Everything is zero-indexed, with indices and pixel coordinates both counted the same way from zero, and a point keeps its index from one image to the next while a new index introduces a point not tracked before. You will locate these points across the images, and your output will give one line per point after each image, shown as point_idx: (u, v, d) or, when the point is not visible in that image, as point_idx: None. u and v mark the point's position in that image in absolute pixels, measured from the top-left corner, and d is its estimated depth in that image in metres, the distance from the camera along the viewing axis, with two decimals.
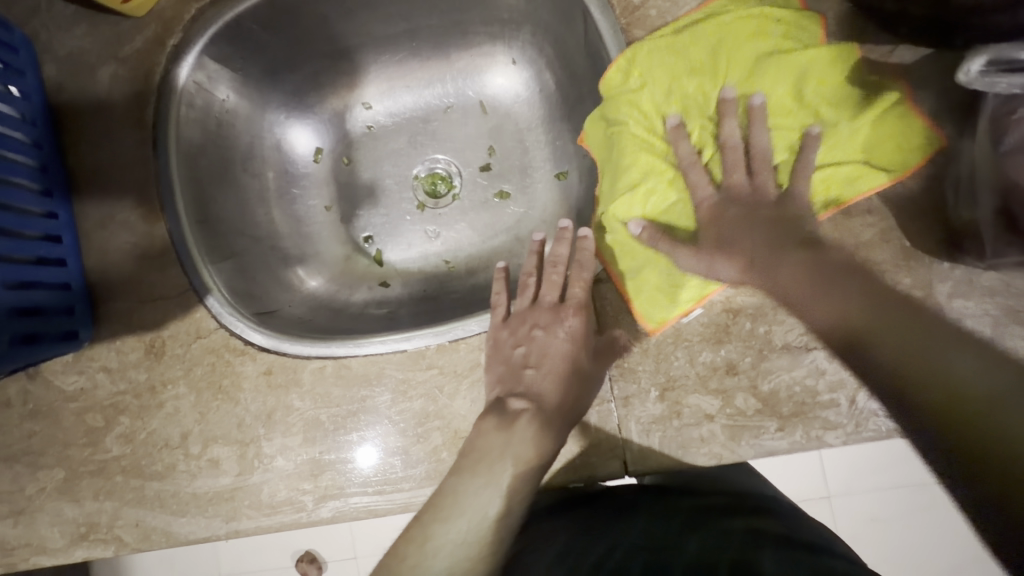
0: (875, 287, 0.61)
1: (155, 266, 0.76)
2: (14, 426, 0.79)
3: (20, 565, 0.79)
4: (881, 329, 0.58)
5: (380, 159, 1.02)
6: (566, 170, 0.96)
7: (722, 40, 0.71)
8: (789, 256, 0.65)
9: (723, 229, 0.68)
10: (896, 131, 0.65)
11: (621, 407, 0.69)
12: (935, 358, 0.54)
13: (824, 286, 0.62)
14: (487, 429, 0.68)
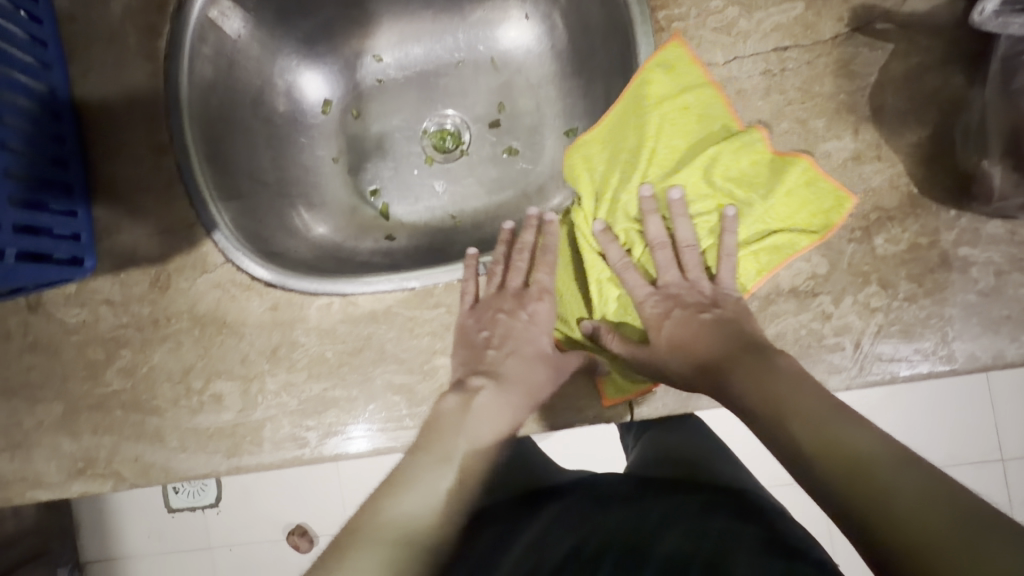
0: (807, 385, 0.55)
1: (163, 199, 0.76)
2: (14, 357, 0.78)
3: (16, 498, 0.78)
4: (841, 450, 0.48)
5: (388, 112, 1.02)
6: (575, 127, 0.95)
7: (643, 135, 0.73)
8: (721, 352, 0.61)
9: (671, 332, 0.65)
10: (809, 200, 0.67)
11: None
12: (845, 435, 0.48)
13: (755, 379, 0.56)
14: (444, 408, 0.65)
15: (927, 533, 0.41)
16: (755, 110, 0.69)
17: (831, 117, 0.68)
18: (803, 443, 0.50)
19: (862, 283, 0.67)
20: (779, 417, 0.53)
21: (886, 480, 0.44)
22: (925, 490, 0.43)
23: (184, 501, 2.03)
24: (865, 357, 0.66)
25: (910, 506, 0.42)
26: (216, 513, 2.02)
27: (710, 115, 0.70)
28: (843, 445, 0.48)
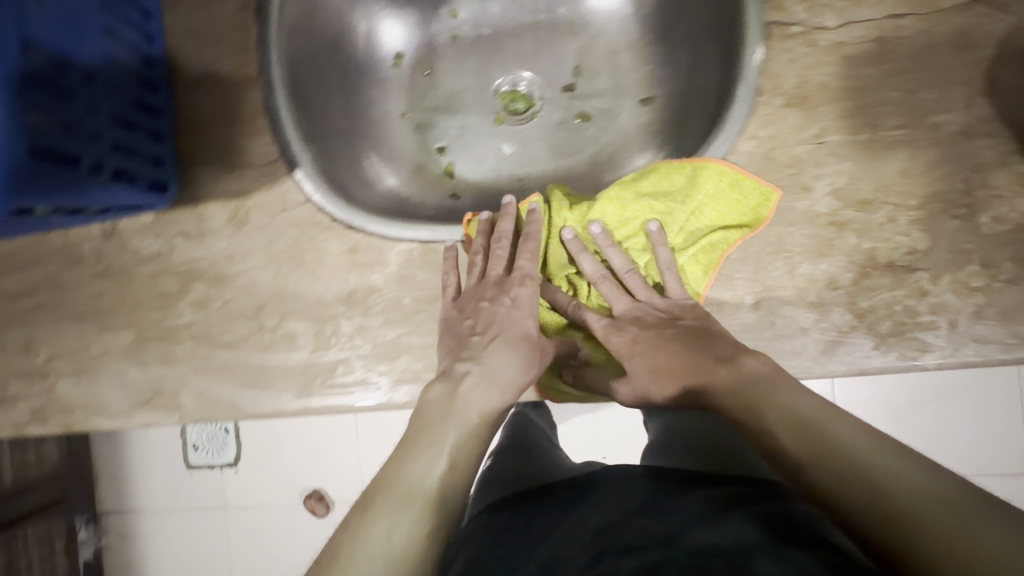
0: (785, 387, 0.55)
1: (246, 132, 0.75)
2: (85, 282, 0.78)
3: (78, 424, 0.78)
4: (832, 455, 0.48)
5: (461, 70, 1.00)
6: (653, 96, 0.94)
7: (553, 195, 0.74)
8: (698, 365, 0.61)
9: (648, 360, 0.64)
10: (732, 197, 0.68)
11: (714, 312, 0.69)
12: (828, 433, 0.50)
13: (738, 390, 0.57)
14: (429, 398, 0.63)
15: (924, 525, 0.42)
16: (862, 78, 0.67)
17: (944, 88, 0.65)
18: (797, 455, 0.50)
19: (961, 262, 0.65)
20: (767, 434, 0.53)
21: (884, 481, 0.46)
22: (924, 484, 0.45)
23: (201, 458, 1.79)
24: (961, 337, 0.65)
25: (908, 504, 0.44)
26: (232, 472, 1.77)
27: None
28: (840, 450, 0.48)
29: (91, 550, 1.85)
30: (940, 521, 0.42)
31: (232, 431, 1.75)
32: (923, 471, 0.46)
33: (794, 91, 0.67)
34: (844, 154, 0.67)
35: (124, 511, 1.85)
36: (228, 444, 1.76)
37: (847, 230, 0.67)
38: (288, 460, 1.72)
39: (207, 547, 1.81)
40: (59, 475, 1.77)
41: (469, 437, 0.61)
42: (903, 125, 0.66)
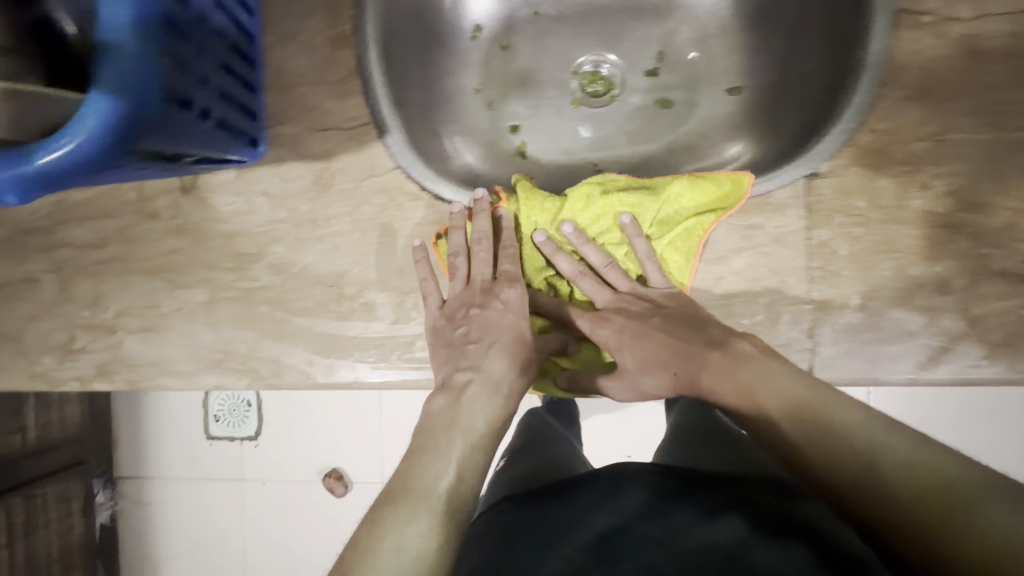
0: (770, 370, 0.56)
1: (335, 92, 0.72)
2: (158, 238, 0.75)
3: (143, 383, 0.76)
4: (821, 444, 0.49)
5: (540, 47, 0.97)
6: (741, 87, 0.89)
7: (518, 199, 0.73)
8: (690, 356, 0.61)
9: (635, 354, 0.65)
10: (706, 186, 0.67)
11: (816, 310, 0.66)
12: (821, 413, 0.51)
13: (734, 380, 0.57)
14: (433, 408, 0.61)
15: (925, 513, 0.42)
16: (989, 75, 0.64)
17: None
18: (798, 445, 0.51)
19: None
20: (763, 422, 0.54)
21: (880, 463, 0.46)
22: (919, 462, 0.45)
23: (222, 429, 1.69)
24: None
25: (903, 487, 0.44)
26: (253, 446, 1.67)
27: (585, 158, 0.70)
28: (838, 437, 0.48)
29: (108, 515, 1.72)
30: (933, 506, 0.42)
31: (254, 403, 1.66)
32: (914, 444, 0.46)
33: (916, 83, 0.65)
34: (963, 152, 0.64)
35: (142, 478, 1.74)
36: (251, 416, 1.67)
37: (965, 233, 0.63)
38: (310, 438, 1.64)
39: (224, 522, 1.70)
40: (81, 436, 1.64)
41: (474, 449, 0.58)
42: None
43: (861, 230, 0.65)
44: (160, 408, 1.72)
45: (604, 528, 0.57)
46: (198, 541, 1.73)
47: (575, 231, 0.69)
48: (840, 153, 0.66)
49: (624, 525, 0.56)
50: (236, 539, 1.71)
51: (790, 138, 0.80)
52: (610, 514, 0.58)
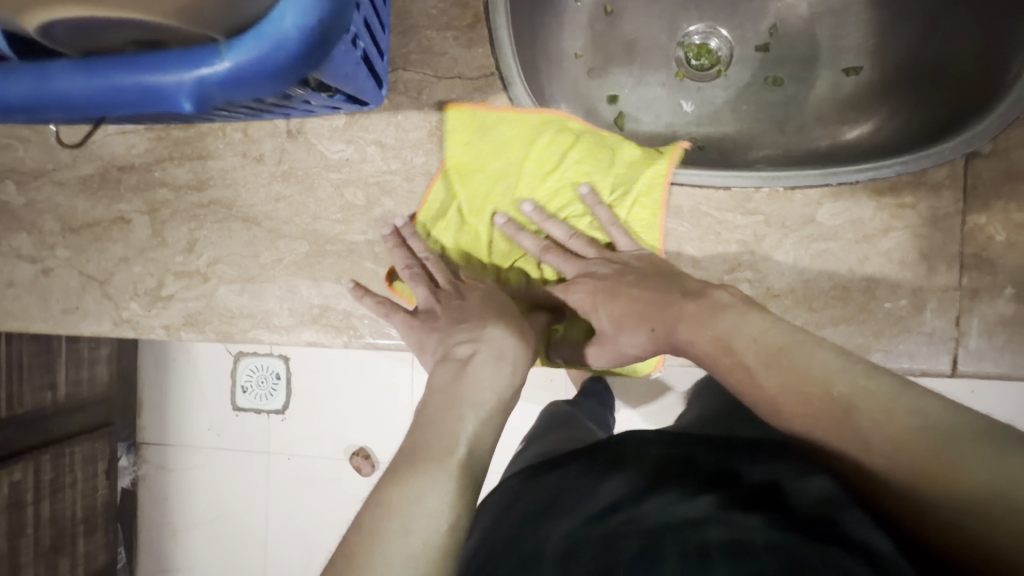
0: (745, 319, 0.52)
1: (463, 39, 0.68)
2: (262, 185, 0.72)
3: (236, 335, 0.73)
4: (803, 399, 0.47)
5: (648, 15, 0.93)
6: (860, 67, 0.86)
7: (464, 185, 0.70)
8: (661, 307, 0.58)
9: (609, 309, 0.62)
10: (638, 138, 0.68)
11: (968, 299, 0.62)
12: (807, 368, 0.48)
13: (724, 329, 0.52)
14: (439, 382, 0.58)
15: (917, 467, 0.41)
16: None
17: None
18: (778, 399, 0.48)
19: None
20: (740, 373, 0.51)
21: (857, 407, 0.44)
22: (897, 410, 0.43)
23: (250, 401, 1.54)
24: None
25: (884, 437, 0.43)
26: (280, 420, 1.52)
27: (517, 137, 0.69)
28: (816, 387, 0.47)
29: (131, 479, 1.59)
30: (919, 457, 0.41)
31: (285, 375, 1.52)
32: (894, 387, 0.45)
33: None
34: None
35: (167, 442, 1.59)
36: (278, 389, 1.52)
37: None
38: (338, 406, 1.49)
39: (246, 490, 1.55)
40: (110, 396, 1.53)
41: (486, 418, 0.55)
42: None
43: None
44: (186, 373, 1.57)
45: (606, 504, 0.52)
46: (222, 509, 1.56)
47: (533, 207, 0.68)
48: (1008, 132, 0.61)
49: (626, 500, 0.51)
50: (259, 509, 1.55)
51: (914, 121, 0.79)
52: (618, 488, 0.53)
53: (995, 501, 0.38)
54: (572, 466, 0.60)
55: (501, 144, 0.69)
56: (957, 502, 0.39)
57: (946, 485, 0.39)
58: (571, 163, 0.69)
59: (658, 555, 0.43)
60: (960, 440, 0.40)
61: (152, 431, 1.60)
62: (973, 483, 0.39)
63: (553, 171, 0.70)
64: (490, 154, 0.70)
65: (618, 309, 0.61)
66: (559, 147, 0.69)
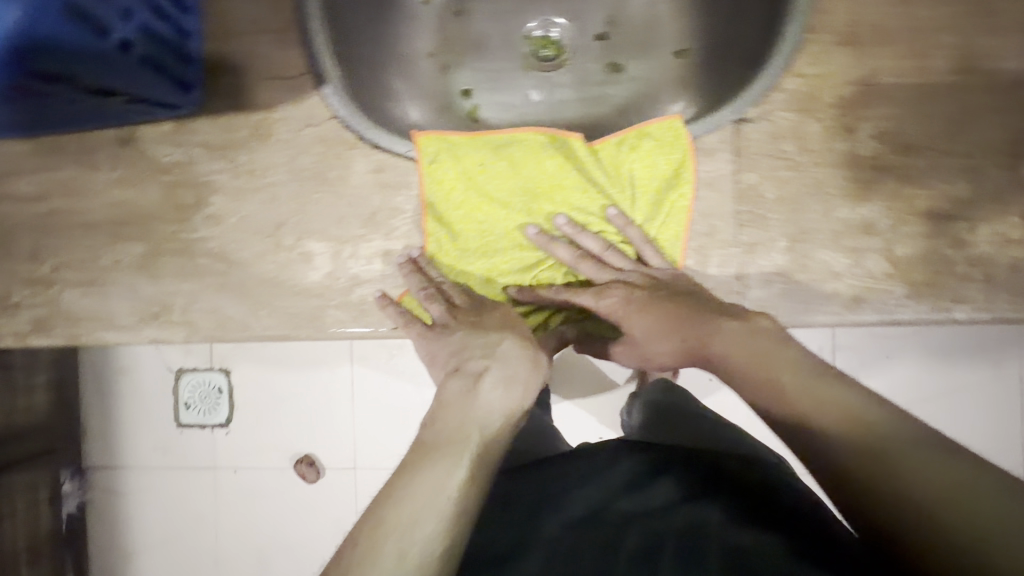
0: (726, 333, 0.59)
1: (276, 41, 0.72)
2: (99, 191, 0.75)
3: (82, 336, 0.76)
4: (844, 430, 0.50)
5: (494, 12, 0.97)
6: (688, 49, 0.90)
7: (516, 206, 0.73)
8: (683, 320, 0.61)
9: (644, 325, 0.64)
10: (654, 151, 0.70)
11: (745, 254, 0.67)
12: (864, 419, 0.50)
13: (750, 350, 0.57)
14: (449, 394, 0.59)
15: (953, 517, 0.44)
16: (918, 21, 0.65)
17: (1002, 35, 0.64)
18: (805, 414, 0.52)
19: (1002, 214, 0.64)
20: (769, 386, 0.55)
21: (894, 457, 0.47)
22: (857, 426, 0.50)
23: (194, 418, 1.45)
24: (994, 290, 0.64)
25: (852, 451, 0.49)
26: (226, 434, 1.44)
27: (563, 179, 0.73)
28: (833, 404, 0.51)
29: (77, 505, 1.49)
30: (876, 460, 0.48)
31: (229, 389, 1.42)
32: (912, 438, 0.48)
33: (847, 30, 0.66)
34: (892, 97, 0.65)
35: (116, 464, 1.50)
36: (222, 402, 1.43)
37: (888, 175, 0.65)
38: (287, 416, 1.40)
39: (201, 506, 1.47)
40: (51, 426, 1.42)
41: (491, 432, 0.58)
42: (958, 70, 0.64)
43: (790, 173, 0.66)
44: (127, 390, 1.47)
45: (583, 510, 0.68)
46: (175, 527, 1.49)
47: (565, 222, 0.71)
48: (770, 97, 0.67)
49: (602, 503, 0.68)
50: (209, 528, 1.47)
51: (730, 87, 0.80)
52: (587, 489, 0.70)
53: (945, 520, 0.44)
54: (574, 492, 0.71)
55: (541, 186, 0.73)
56: (911, 509, 0.45)
57: (907, 493, 0.46)
58: (614, 186, 0.72)
59: (651, 562, 0.59)
60: (897, 455, 0.47)
61: (100, 454, 1.51)
62: (921, 496, 0.45)
63: (525, 188, 0.74)
64: (518, 188, 0.74)
65: (646, 319, 0.64)
66: (564, 170, 0.73)
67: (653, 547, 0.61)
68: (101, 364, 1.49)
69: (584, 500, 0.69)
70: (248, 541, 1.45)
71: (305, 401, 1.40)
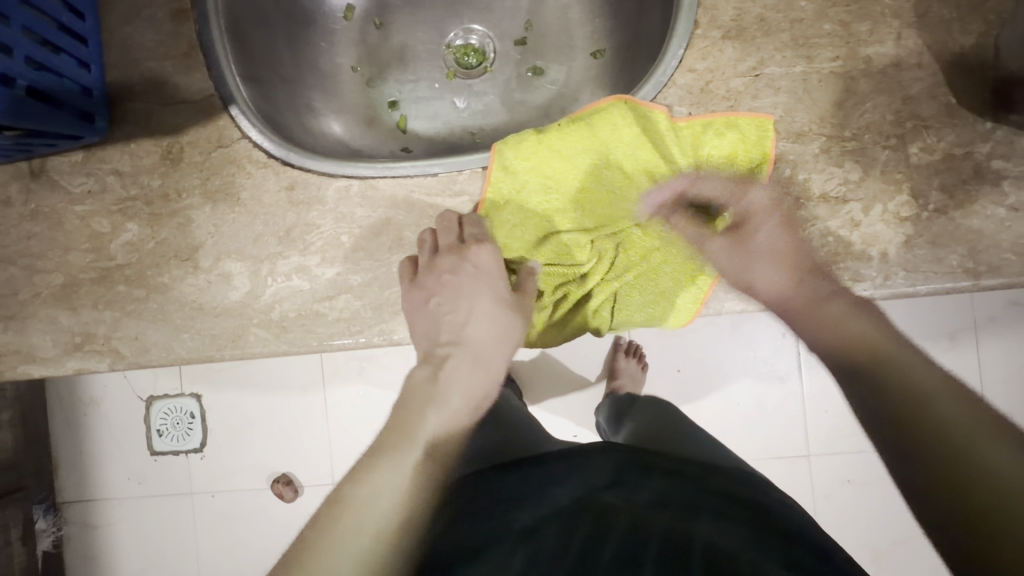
0: (859, 326, 0.59)
1: (181, 66, 0.73)
2: (12, 225, 0.75)
3: (7, 372, 0.76)
4: (936, 397, 0.49)
5: (415, 24, 0.97)
6: (603, 49, 0.91)
7: (571, 165, 0.72)
8: (798, 230, 0.67)
9: (747, 261, 0.70)
10: (736, 145, 0.68)
11: None
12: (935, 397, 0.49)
13: (799, 252, 0.67)
14: (415, 380, 0.69)
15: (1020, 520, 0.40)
16: (798, 11, 0.67)
17: (877, 21, 0.66)
18: (877, 354, 0.55)
19: (894, 192, 0.66)
20: (863, 337, 0.57)
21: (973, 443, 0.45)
22: (957, 408, 0.47)
23: (167, 445, 1.41)
24: (891, 266, 0.66)
25: (959, 421, 0.46)
26: (200, 459, 1.41)
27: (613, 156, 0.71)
28: (928, 374, 0.51)
29: (53, 542, 1.46)
30: (959, 434, 0.45)
31: (202, 416, 1.39)
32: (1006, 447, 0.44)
33: (731, 23, 0.68)
34: (779, 86, 0.67)
35: (90, 498, 1.46)
36: (196, 427, 1.39)
37: (782, 161, 0.67)
38: (262, 437, 1.37)
39: (178, 535, 1.43)
40: (18, 462, 1.40)
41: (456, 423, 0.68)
42: (839, 56, 0.66)
43: None
44: (98, 421, 1.44)
45: (566, 500, 0.59)
46: (152, 555, 1.45)
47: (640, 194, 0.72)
48: (665, 93, 0.69)
49: (587, 494, 0.58)
50: (186, 557, 1.44)
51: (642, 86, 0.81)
52: (576, 487, 0.60)
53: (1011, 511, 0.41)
54: (560, 485, 0.61)
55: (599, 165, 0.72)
56: (969, 477, 0.43)
57: (983, 460, 0.43)
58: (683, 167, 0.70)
59: (635, 566, 0.50)
60: (986, 443, 0.45)
61: (73, 488, 1.46)
62: (997, 476, 0.42)
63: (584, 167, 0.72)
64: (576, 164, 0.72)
65: (771, 231, 0.68)
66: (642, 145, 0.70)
67: (640, 555, 0.51)
68: (71, 396, 1.45)
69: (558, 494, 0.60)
70: (225, 565, 1.42)
71: (274, 428, 1.36)
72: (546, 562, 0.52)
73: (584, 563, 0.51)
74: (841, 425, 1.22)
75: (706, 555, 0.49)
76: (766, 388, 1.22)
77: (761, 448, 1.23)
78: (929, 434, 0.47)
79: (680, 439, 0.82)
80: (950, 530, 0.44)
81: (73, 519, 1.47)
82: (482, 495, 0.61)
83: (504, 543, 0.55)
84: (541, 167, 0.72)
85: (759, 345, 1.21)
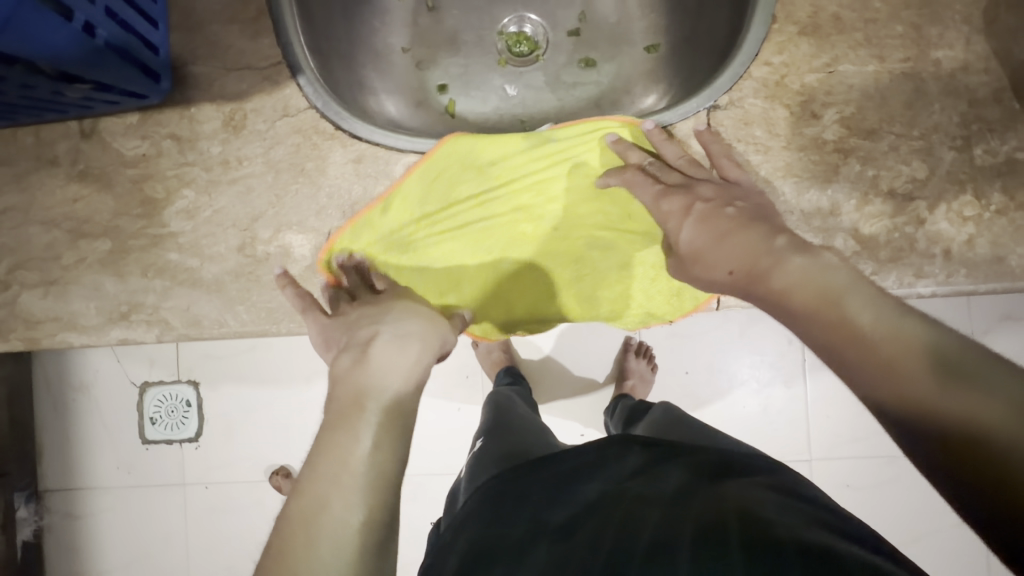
0: (764, 256, 0.56)
1: (248, 31, 0.71)
2: (59, 186, 0.72)
3: (44, 340, 0.72)
4: (851, 295, 0.49)
5: (469, 9, 0.93)
6: (658, 44, 0.90)
7: (493, 266, 0.78)
8: (716, 216, 0.62)
9: (692, 236, 0.63)
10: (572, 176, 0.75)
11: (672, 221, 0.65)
12: (870, 330, 0.46)
13: (811, 278, 0.51)
14: (339, 369, 0.60)
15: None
16: (872, 11, 0.69)
17: (949, 26, 0.68)
18: (784, 289, 0.53)
19: (958, 192, 0.67)
20: (775, 298, 0.54)
21: (876, 339, 0.45)
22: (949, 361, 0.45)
23: (160, 432, 1.35)
24: (953, 265, 0.67)
25: (788, 284, 0.53)
26: (195, 449, 1.36)
27: (522, 173, 0.74)
28: (933, 104, 0.68)
29: (34, 532, 1.39)
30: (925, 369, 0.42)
31: (197, 400, 1.34)
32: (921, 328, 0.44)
33: (807, 20, 0.69)
34: (851, 84, 0.69)
35: (76, 486, 1.39)
36: (191, 416, 1.34)
37: (852, 157, 0.69)
38: (262, 426, 1.33)
39: (171, 524, 1.37)
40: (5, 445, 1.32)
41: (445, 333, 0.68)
42: (910, 58, 0.68)
43: (760, 157, 0.69)
44: (88, 407, 1.37)
45: (594, 495, 0.62)
46: (142, 547, 1.38)
47: (546, 207, 0.76)
48: (740, 85, 0.70)
49: (615, 487, 0.61)
50: (181, 550, 1.37)
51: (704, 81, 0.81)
52: (601, 483, 0.63)
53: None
54: (584, 483, 0.64)
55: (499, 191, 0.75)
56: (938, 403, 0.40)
57: (870, 342, 0.45)
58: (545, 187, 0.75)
59: (666, 549, 0.50)
60: (945, 360, 0.41)
61: (61, 475, 1.39)
62: (921, 379, 0.42)
63: (500, 216, 0.75)
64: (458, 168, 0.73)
65: (691, 231, 0.63)
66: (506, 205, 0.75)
67: (673, 533, 0.51)
68: (61, 379, 1.38)
69: (593, 491, 0.62)
70: (215, 559, 1.36)
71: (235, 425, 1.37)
72: (577, 555, 0.53)
73: (621, 550, 0.52)
74: (843, 431, 1.24)
75: (742, 527, 0.49)
76: (769, 395, 1.24)
77: (774, 452, 1.24)
78: (747, 276, 0.57)
79: (690, 434, 0.83)
80: (991, 520, 0.37)
81: (60, 508, 1.39)
82: (519, 497, 0.65)
83: (535, 545, 0.57)
84: (410, 245, 0.75)
85: (762, 351, 1.23)
